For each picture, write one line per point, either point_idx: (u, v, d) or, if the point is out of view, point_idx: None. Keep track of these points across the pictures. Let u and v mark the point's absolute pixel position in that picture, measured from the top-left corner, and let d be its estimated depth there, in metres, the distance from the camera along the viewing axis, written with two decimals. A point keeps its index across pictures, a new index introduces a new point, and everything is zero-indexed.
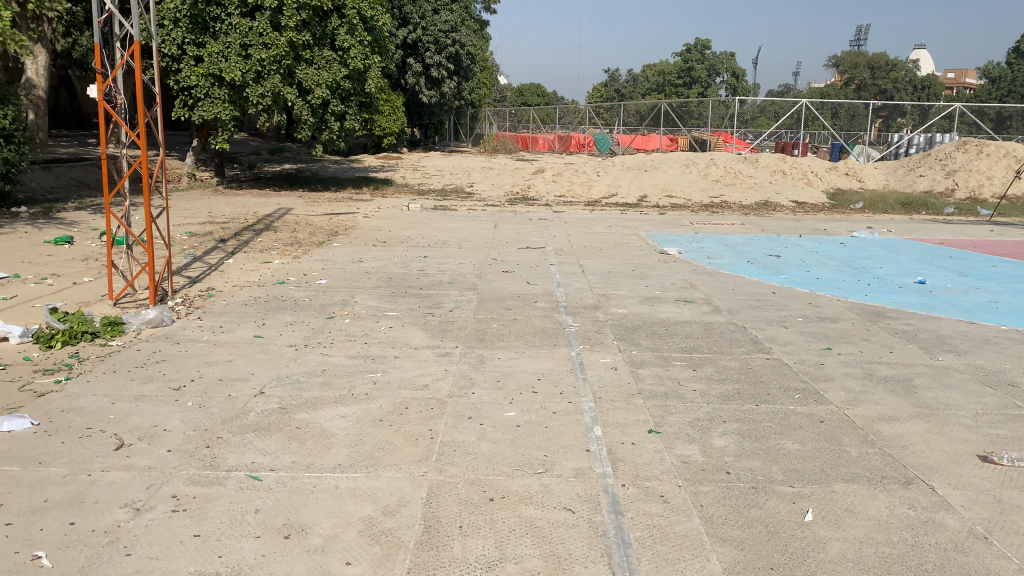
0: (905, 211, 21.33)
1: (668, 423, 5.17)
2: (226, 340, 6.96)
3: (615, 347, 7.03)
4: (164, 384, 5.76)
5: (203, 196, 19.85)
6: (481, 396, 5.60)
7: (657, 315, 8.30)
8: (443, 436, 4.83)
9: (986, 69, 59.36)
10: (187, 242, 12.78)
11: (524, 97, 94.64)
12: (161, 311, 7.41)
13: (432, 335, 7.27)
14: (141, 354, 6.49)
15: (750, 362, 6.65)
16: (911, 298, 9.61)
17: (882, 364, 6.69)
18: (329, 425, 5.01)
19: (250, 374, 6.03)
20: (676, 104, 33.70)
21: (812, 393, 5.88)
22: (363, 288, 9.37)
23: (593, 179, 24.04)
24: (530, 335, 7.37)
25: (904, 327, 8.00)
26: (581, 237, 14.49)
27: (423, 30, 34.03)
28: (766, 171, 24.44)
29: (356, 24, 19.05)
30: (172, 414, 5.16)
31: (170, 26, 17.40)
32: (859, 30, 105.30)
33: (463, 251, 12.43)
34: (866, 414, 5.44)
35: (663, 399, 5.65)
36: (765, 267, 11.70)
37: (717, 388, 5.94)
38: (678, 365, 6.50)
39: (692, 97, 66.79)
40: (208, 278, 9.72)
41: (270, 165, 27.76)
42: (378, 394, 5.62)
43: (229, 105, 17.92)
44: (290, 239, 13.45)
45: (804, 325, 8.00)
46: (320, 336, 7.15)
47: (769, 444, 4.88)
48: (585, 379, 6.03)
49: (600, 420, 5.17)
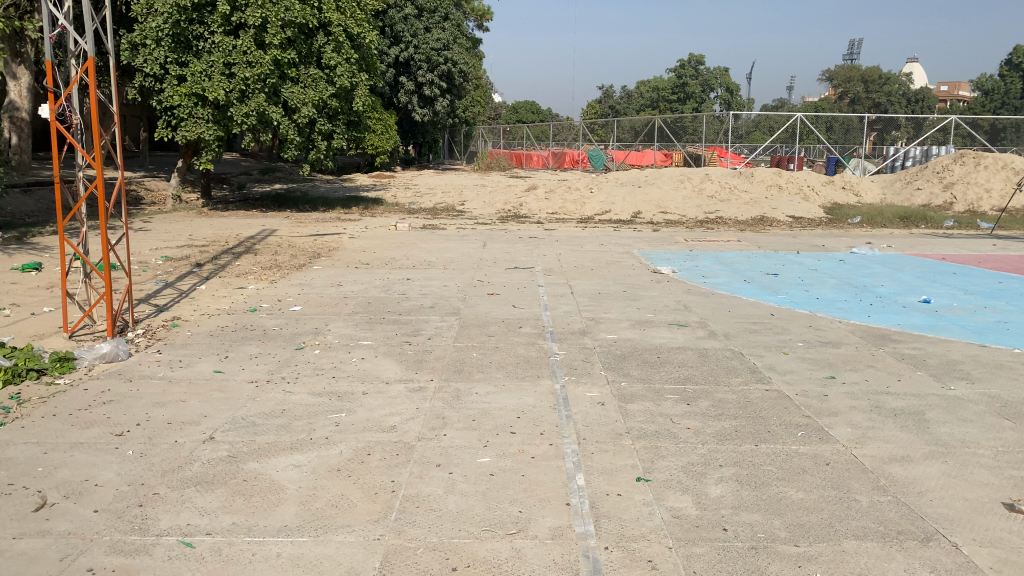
0: (904, 225, 20.94)
1: (659, 469, 4.67)
2: (184, 376, 6.45)
3: (603, 377, 6.53)
4: (106, 429, 5.24)
5: (186, 218, 19.35)
6: (454, 439, 5.09)
7: (648, 341, 7.81)
8: (406, 489, 4.33)
9: (979, 82, 59.32)
10: (162, 266, 12.28)
11: (520, 114, 95.02)
12: (116, 345, 6.91)
13: (406, 367, 6.77)
14: (88, 394, 5.96)
15: (748, 394, 6.14)
16: (917, 319, 9.13)
17: (890, 394, 6.19)
18: (280, 477, 4.51)
19: (202, 416, 5.51)
20: (669, 120, 33.47)
21: (816, 429, 5.39)
22: (339, 314, 8.86)
23: (587, 196, 23.60)
24: (512, 366, 6.86)
25: (911, 352, 7.51)
26: (572, 256, 14.02)
27: (415, 49, 33.68)
28: (762, 185, 24.03)
29: (343, 42, 18.57)
30: (107, 465, 4.66)
31: (153, 46, 16.95)
32: (852, 45, 105.70)
33: (449, 273, 11.94)
34: (875, 454, 4.94)
35: (654, 439, 5.15)
36: (763, 286, 11.22)
37: (712, 425, 5.43)
38: (670, 399, 5.99)
39: (687, 112, 66.69)
40: (176, 307, 9.21)
41: (259, 185, 27.30)
42: (340, 438, 5.11)
43: (213, 125, 17.45)
44: (270, 262, 12.95)
45: (806, 351, 7.51)
46: (285, 370, 6.65)
47: (769, 493, 4.38)
48: (569, 417, 5.51)
49: (584, 467, 4.66)
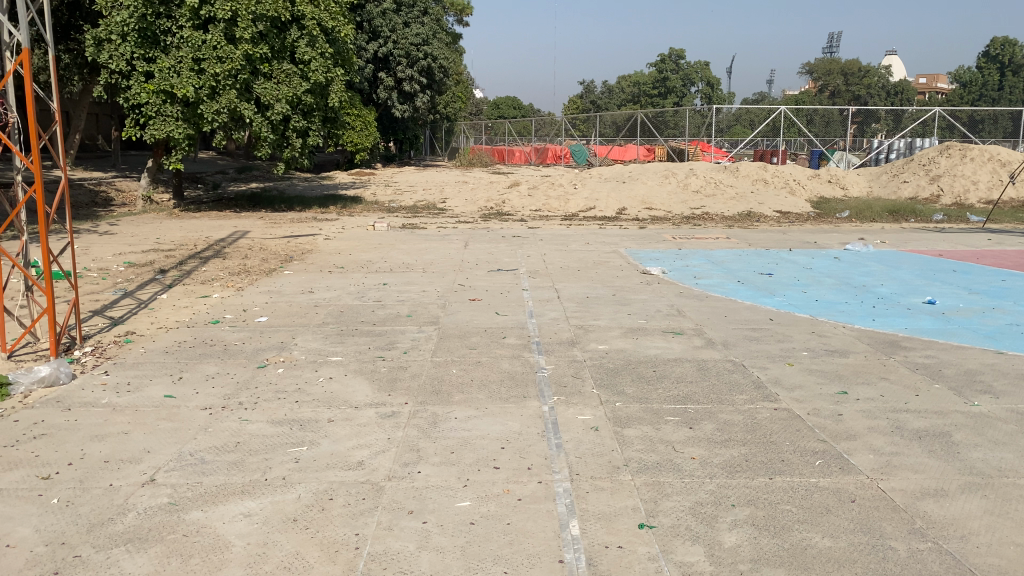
0: (893, 219, 20.49)
1: (664, 511, 4.09)
2: (130, 403, 5.77)
3: (595, 397, 5.91)
4: (30, 471, 4.59)
5: (154, 220, 18.55)
6: (430, 477, 4.48)
7: (642, 352, 7.22)
8: (372, 544, 3.73)
9: (957, 74, 59.58)
10: (123, 273, 11.56)
11: (501, 111, 94.80)
12: (56, 367, 6.23)
13: (379, 389, 6.13)
14: (17, 426, 5.29)
15: (755, 415, 5.57)
16: (924, 322, 8.59)
17: (909, 412, 5.65)
18: (226, 531, 3.88)
19: (144, 453, 4.86)
20: (652, 114, 33.07)
21: (836, 457, 4.82)
22: (308, 326, 8.21)
23: (571, 192, 23.02)
24: (495, 385, 6.23)
25: (925, 361, 6.96)
26: (557, 256, 13.41)
27: (394, 44, 32.93)
28: (747, 180, 23.52)
29: (317, 36, 17.85)
30: (25, 519, 4.00)
31: (118, 41, 16.13)
32: (830, 36, 105.66)
33: (428, 277, 11.33)
34: (906, 488, 4.38)
35: (655, 473, 4.56)
36: (758, 287, 10.68)
37: (719, 454, 4.85)
38: (670, 422, 5.40)
39: (668, 107, 66.29)
40: (133, 319, 8.53)
41: (235, 185, 26.48)
42: (299, 479, 4.48)
43: (182, 123, 16.67)
44: (239, 267, 12.26)
45: (812, 362, 6.94)
46: (244, 394, 5.99)
47: (792, 540, 3.81)
48: (559, 446, 4.93)
49: (578, 511, 4.08)
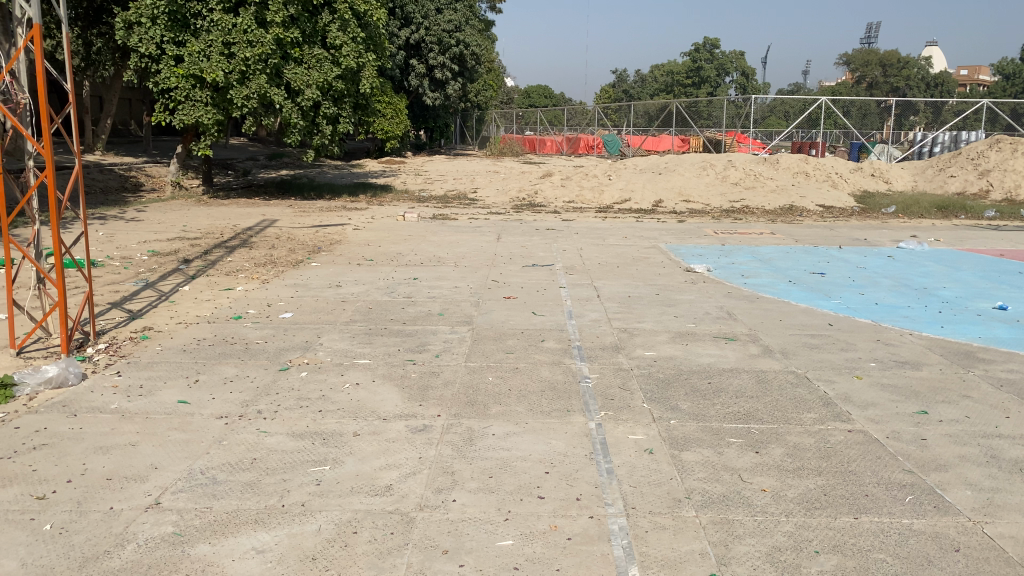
0: (942, 215, 19.61)
1: (737, 558, 3.53)
2: (141, 409, 5.32)
3: (646, 414, 5.34)
4: (24, 489, 4.14)
5: (182, 207, 18.22)
6: (467, 507, 3.97)
7: (695, 361, 6.63)
8: None
9: (1001, 66, 57.93)
10: (146, 262, 11.18)
11: (532, 99, 94.20)
12: (65, 368, 5.80)
13: (409, 398, 5.61)
14: (19, 433, 4.86)
15: (828, 438, 4.97)
16: (1000, 331, 7.89)
17: (1002, 438, 5.01)
18: (235, 571, 3.39)
19: (152, 468, 4.41)
20: (687, 104, 32.12)
21: (927, 493, 4.23)
22: (333, 324, 7.73)
23: (605, 183, 22.38)
24: (535, 396, 5.69)
25: (1009, 376, 6.31)
26: (594, 251, 12.83)
27: (426, 31, 32.46)
28: (788, 172, 22.72)
29: (349, 20, 17.25)
30: (12, 549, 3.55)
31: (148, 24, 15.83)
32: (870, 29, 103.17)
33: (459, 271, 10.83)
34: (1016, 536, 3.77)
35: (722, 509, 4.00)
36: (813, 288, 9.98)
37: (793, 486, 4.27)
38: (733, 445, 4.83)
39: (701, 96, 65.26)
40: (152, 313, 8.11)
41: (265, 172, 26.17)
42: (320, 507, 3.98)
43: (212, 108, 16.26)
44: (264, 258, 11.82)
45: (883, 375, 6.31)
46: (264, 400, 5.52)
47: None
48: (610, 473, 4.39)
49: (638, 555, 3.54)
